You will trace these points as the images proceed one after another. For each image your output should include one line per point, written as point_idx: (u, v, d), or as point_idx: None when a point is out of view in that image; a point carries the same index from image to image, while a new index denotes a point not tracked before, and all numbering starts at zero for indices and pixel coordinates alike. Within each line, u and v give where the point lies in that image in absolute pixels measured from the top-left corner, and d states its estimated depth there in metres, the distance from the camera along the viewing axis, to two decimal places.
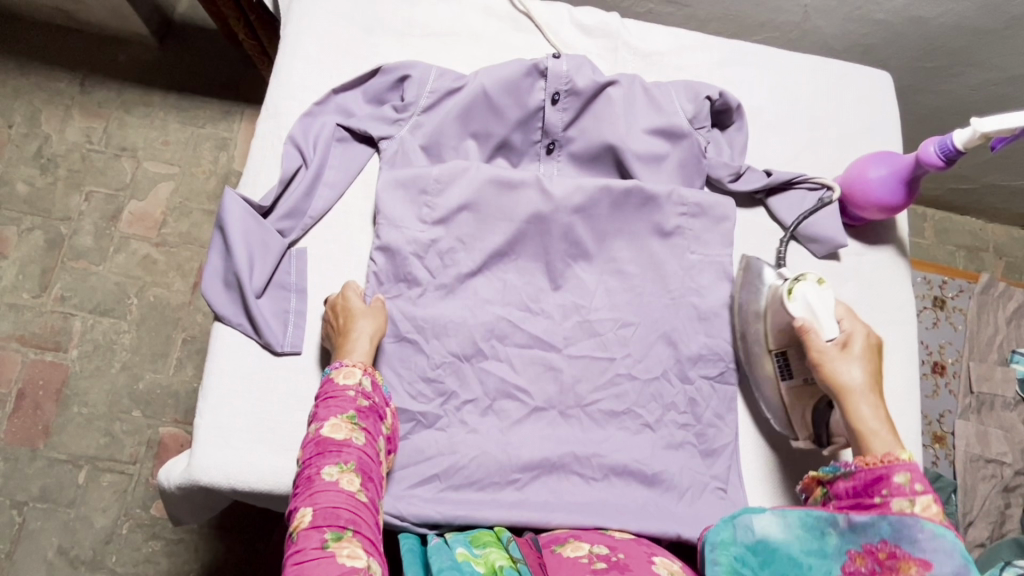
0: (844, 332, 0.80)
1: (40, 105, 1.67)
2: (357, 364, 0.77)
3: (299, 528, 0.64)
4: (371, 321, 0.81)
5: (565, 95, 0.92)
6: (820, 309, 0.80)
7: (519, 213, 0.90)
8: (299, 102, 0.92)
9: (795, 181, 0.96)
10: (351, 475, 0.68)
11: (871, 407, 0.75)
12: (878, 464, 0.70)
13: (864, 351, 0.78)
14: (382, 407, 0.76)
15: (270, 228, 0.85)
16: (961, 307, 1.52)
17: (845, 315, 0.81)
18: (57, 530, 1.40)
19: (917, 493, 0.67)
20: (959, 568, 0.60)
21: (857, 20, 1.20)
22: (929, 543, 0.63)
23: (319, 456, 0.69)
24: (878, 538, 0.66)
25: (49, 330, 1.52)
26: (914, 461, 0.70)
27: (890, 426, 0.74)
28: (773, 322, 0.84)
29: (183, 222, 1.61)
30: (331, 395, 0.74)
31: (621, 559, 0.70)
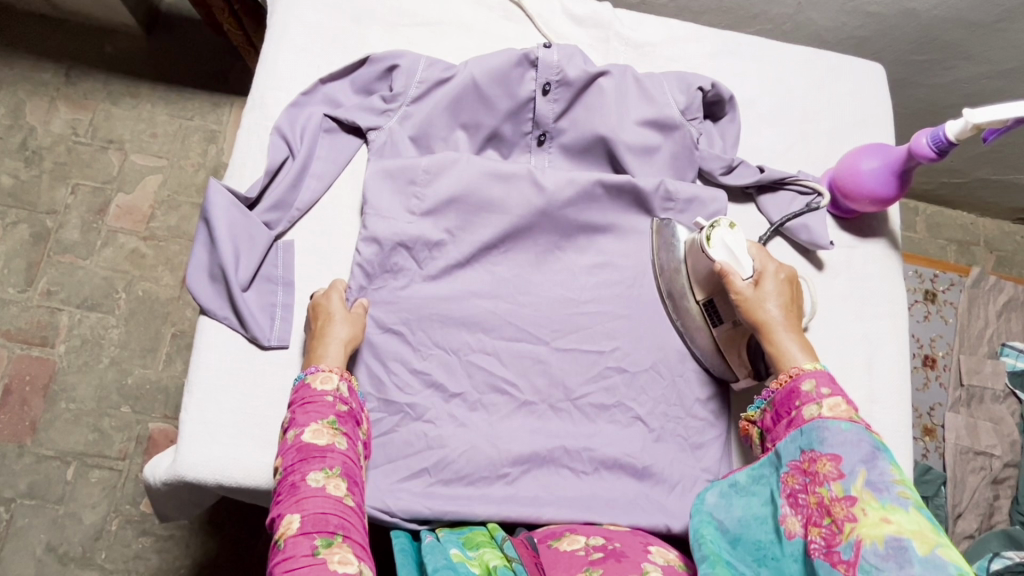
0: (757, 268, 0.83)
1: (24, 96, 1.64)
2: (333, 370, 0.75)
3: (287, 535, 0.63)
4: (345, 322, 0.79)
5: (556, 86, 0.90)
6: (735, 248, 0.83)
7: (509, 205, 0.89)
8: (286, 92, 0.90)
9: (788, 182, 0.96)
10: (337, 480, 0.67)
11: (788, 335, 0.78)
12: (790, 380, 0.75)
13: (778, 283, 0.81)
14: (359, 412, 0.75)
15: (256, 220, 0.84)
16: (952, 301, 1.53)
17: (758, 251, 0.83)
18: (45, 527, 1.38)
19: (824, 396, 0.71)
20: (867, 454, 0.64)
21: (850, 12, 1.19)
22: (839, 438, 0.67)
23: (302, 463, 0.68)
24: (801, 450, 0.70)
25: (36, 324, 1.50)
26: (822, 370, 0.74)
27: (806, 346, 0.78)
28: (697, 268, 0.86)
29: (172, 215, 1.59)
30: (308, 401, 0.72)
31: (618, 548, 0.70)
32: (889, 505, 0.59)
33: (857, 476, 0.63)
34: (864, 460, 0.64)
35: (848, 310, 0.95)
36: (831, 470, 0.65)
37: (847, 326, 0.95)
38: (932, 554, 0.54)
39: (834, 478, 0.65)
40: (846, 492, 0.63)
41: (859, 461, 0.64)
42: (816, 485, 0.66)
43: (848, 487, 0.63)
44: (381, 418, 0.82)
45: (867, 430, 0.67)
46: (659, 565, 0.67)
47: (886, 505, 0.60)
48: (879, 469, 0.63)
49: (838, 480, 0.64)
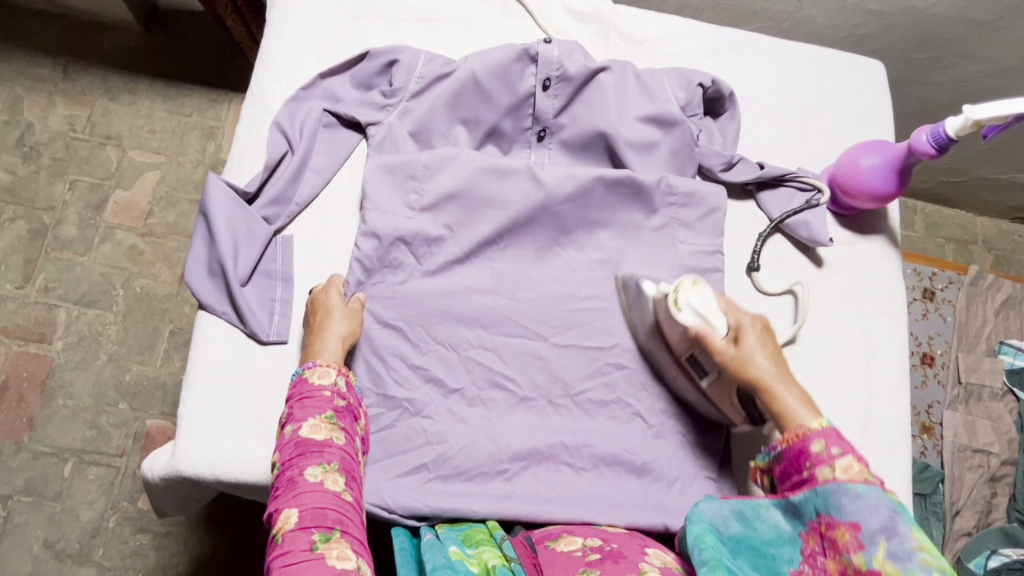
0: (733, 322, 0.77)
1: (22, 92, 1.63)
2: (331, 364, 0.75)
3: (285, 529, 0.62)
4: (343, 317, 0.79)
5: (556, 81, 0.90)
6: (705, 308, 0.78)
7: (509, 201, 0.88)
8: (285, 87, 0.90)
9: (788, 178, 0.96)
10: (335, 475, 0.67)
11: (786, 387, 0.71)
12: (796, 439, 0.66)
13: (757, 335, 0.75)
14: (357, 407, 0.75)
15: (255, 215, 0.83)
16: (950, 299, 1.53)
17: (726, 304, 0.79)
18: (42, 523, 1.38)
19: (835, 458, 0.63)
20: (888, 521, 0.58)
21: (850, 9, 1.19)
22: (857, 501, 0.60)
23: (300, 458, 0.67)
24: (815, 513, 0.62)
25: (33, 321, 1.49)
26: (828, 427, 0.65)
27: (808, 398, 0.69)
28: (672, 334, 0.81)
29: (170, 212, 1.59)
30: (306, 396, 0.72)
31: (615, 548, 0.70)
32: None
33: (879, 548, 0.57)
34: (885, 528, 0.57)
35: (847, 307, 0.95)
36: (850, 541, 0.59)
37: (846, 322, 0.95)
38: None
39: (855, 549, 0.58)
40: (869, 566, 0.57)
41: (880, 529, 0.58)
42: (834, 551, 0.60)
43: (870, 560, 0.57)
44: (379, 413, 0.82)
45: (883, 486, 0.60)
46: (656, 566, 0.65)
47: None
48: (901, 538, 0.57)
49: (859, 552, 0.58)
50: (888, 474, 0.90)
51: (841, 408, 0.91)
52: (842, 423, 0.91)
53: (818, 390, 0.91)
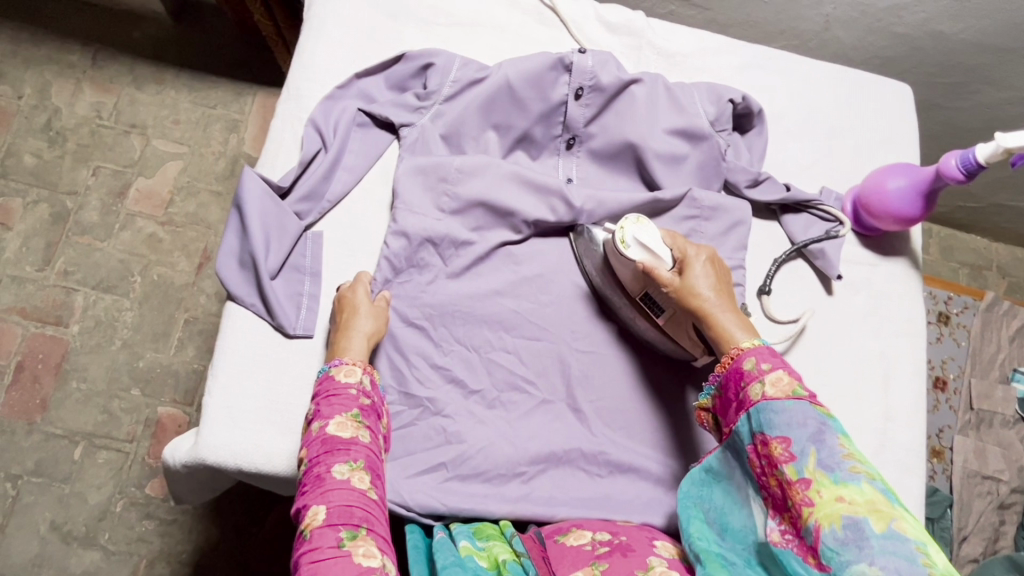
0: (681, 253, 0.78)
1: (51, 77, 1.66)
2: (356, 363, 0.76)
3: (313, 526, 0.63)
4: (370, 317, 0.80)
5: (588, 91, 0.91)
6: (649, 241, 0.79)
7: (536, 209, 0.89)
8: (322, 84, 0.91)
9: (813, 206, 0.96)
10: (361, 473, 0.68)
11: (725, 313, 0.73)
12: (732, 362, 0.69)
13: (704, 265, 0.77)
14: (380, 406, 0.76)
15: (287, 209, 0.84)
16: (965, 323, 1.53)
17: (670, 238, 0.80)
18: (50, 505, 1.39)
19: (765, 373, 0.65)
20: (815, 432, 0.60)
21: (877, 31, 1.20)
22: (791, 414, 0.62)
23: (327, 455, 0.68)
24: (753, 431, 0.65)
25: (51, 304, 1.51)
26: (761, 346, 0.68)
27: (744, 321, 0.72)
28: (624, 272, 0.83)
29: (190, 202, 1.60)
30: (332, 393, 0.73)
31: (624, 540, 0.72)
32: (845, 487, 0.57)
33: (809, 458, 0.60)
34: (815, 439, 0.60)
35: (866, 327, 0.96)
36: (782, 453, 0.61)
37: (866, 343, 0.95)
38: (891, 533, 0.53)
39: (787, 461, 0.61)
40: (800, 475, 0.60)
41: (809, 439, 0.60)
42: (772, 467, 0.63)
43: (800, 469, 0.60)
44: (400, 410, 0.83)
45: (811, 401, 0.63)
46: (664, 557, 0.68)
47: (840, 485, 0.57)
48: (828, 445, 0.60)
49: (791, 463, 0.61)
50: (900, 495, 0.90)
51: (857, 425, 0.92)
52: (856, 442, 0.91)
53: (834, 407, 0.92)
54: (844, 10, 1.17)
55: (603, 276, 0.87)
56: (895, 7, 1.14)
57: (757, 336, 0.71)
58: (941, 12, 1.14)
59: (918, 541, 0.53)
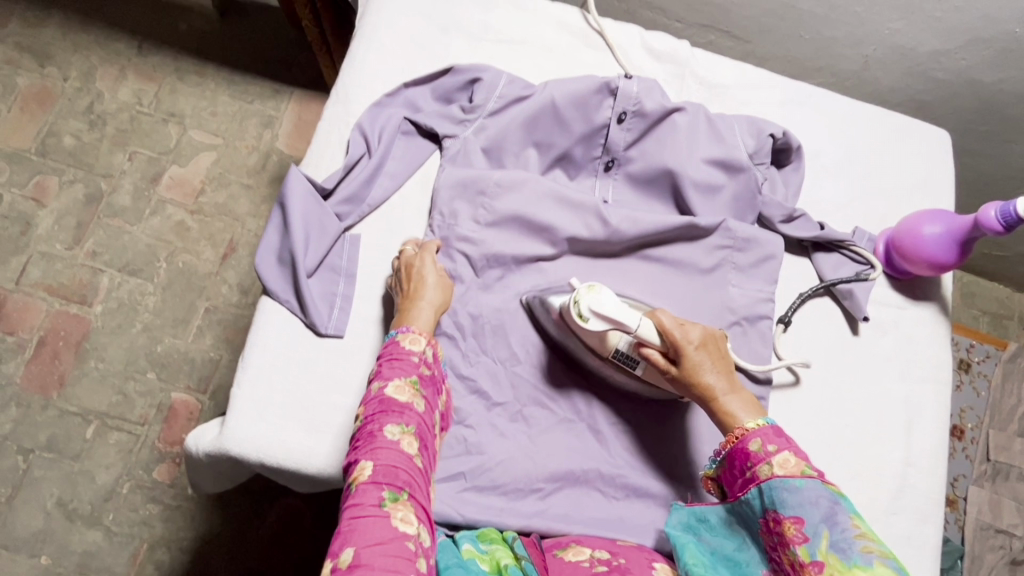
0: (682, 335, 0.77)
1: (97, 63, 1.71)
2: (422, 333, 0.77)
3: (359, 480, 0.64)
4: (435, 287, 0.81)
5: (631, 116, 0.92)
6: (611, 307, 0.77)
7: (571, 228, 0.90)
8: (371, 91, 0.93)
9: (846, 246, 0.97)
10: (410, 438, 0.68)
11: (727, 395, 0.74)
12: (738, 441, 0.70)
13: (703, 346, 0.76)
14: (439, 380, 0.77)
15: (329, 210, 0.86)
16: (985, 373, 1.51)
17: (663, 320, 0.77)
18: (58, 481, 1.41)
19: (772, 454, 0.67)
20: (827, 512, 0.61)
21: (916, 76, 1.21)
22: (802, 493, 0.63)
23: (382, 414, 0.69)
24: (765, 506, 0.66)
25: (77, 282, 1.54)
26: (766, 427, 0.69)
27: (749, 399, 0.74)
28: (592, 334, 0.81)
29: (220, 193, 1.63)
30: (395, 357, 0.74)
31: (621, 562, 0.72)
32: (858, 571, 0.57)
33: (821, 540, 0.60)
34: (827, 519, 0.61)
35: (891, 370, 0.95)
36: (796, 534, 0.62)
37: (889, 386, 0.95)
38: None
39: (800, 542, 0.62)
40: (813, 558, 0.60)
41: (821, 520, 0.61)
42: (783, 547, 0.63)
43: (813, 551, 0.60)
44: None
45: (821, 480, 0.64)
46: None
47: (855, 569, 0.57)
48: (841, 527, 0.60)
49: (804, 544, 0.61)
50: (916, 543, 0.89)
51: (876, 469, 0.91)
52: (876, 484, 0.90)
53: (855, 448, 0.91)
54: (885, 52, 1.18)
55: (564, 332, 0.85)
56: (937, 53, 1.15)
57: (760, 411, 0.73)
58: (983, 60, 1.14)
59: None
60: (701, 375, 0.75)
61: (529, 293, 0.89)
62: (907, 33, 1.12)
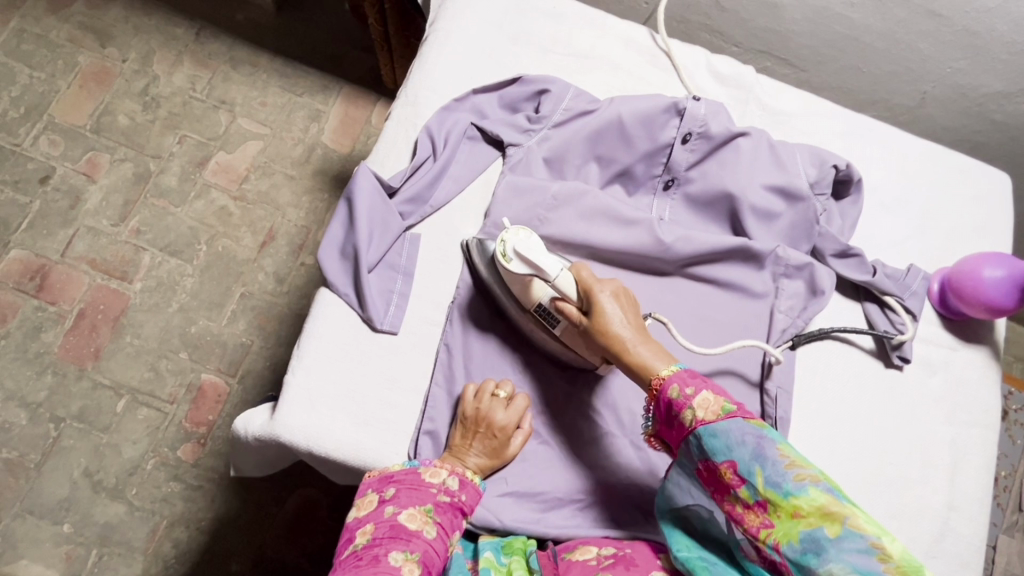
0: (595, 290, 0.77)
1: (156, 46, 1.75)
2: (442, 465, 0.78)
3: None
4: (484, 451, 0.80)
5: (696, 137, 0.93)
6: (529, 254, 0.78)
7: (624, 244, 0.91)
8: (439, 95, 0.95)
9: (885, 298, 0.96)
10: (412, 565, 0.68)
11: (640, 346, 0.73)
12: (658, 392, 0.71)
13: (616, 297, 0.77)
14: (464, 506, 0.77)
15: (393, 209, 0.87)
16: (1022, 421, 1.49)
17: (579, 272, 0.79)
18: (86, 452, 1.43)
19: (692, 398, 0.68)
20: (756, 449, 0.63)
21: (973, 116, 1.20)
22: (730, 435, 0.65)
23: (389, 539, 0.69)
24: (698, 457, 0.68)
25: (119, 259, 1.57)
26: (681, 371, 0.70)
27: (660, 348, 0.74)
28: (515, 287, 0.82)
29: (264, 181, 1.66)
30: (415, 485, 0.75)
31: (627, 553, 0.75)
32: (795, 502, 0.60)
33: (757, 478, 0.62)
34: (758, 457, 0.63)
35: (938, 411, 0.94)
36: (732, 478, 0.64)
37: (934, 427, 0.94)
38: (846, 535, 0.57)
39: (739, 485, 0.64)
40: (755, 499, 0.62)
41: (752, 459, 0.63)
42: (725, 491, 0.65)
43: (752, 492, 0.63)
44: None
45: (743, 416, 0.66)
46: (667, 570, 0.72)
47: (791, 498, 0.60)
48: (771, 459, 0.62)
49: (742, 486, 0.63)
50: None
51: (915, 509, 0.90)
52: (915, 526, 0.89)
53: (895, 488, 0.90)
54: (943, 90, 1.17)
55: (491, 280, 0.85)
56: (998, 95, 1.14)
57: (673, 359, 0.73)
58: None
59: (874, 535, 0.56)
60: (614, 325, 0.75)
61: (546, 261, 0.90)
62: (969, 73, 1.12)
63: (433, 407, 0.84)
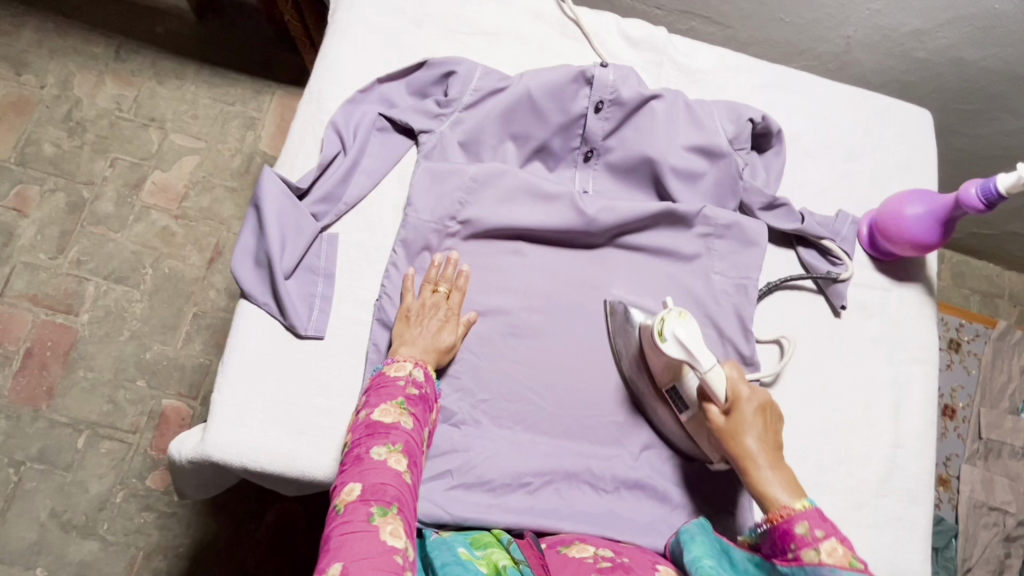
0: (738, 394, 0.73)
1: (75, 69, 1.68)
2: (406, 359, 0.78)
3: (347, 500, 0.63)
4: (439, 330, 0.81)
5: (609, 104, 0.92)
6: (690, 342, 0.75)
7: (548, 221, 0.89)
8: (344, 88, 0.92)
9: (822, 242, 0.95)
10: (398, 456, 0.68)
11: (769, 471, 0.69)
12: (782, 521, 0.65)
13: (757, 412, 0.73)
14: (430, 398, 0.77)
15: (305, 210, 0.85)
16: (976, 351, 1.52)
17: (732, 371, 0.75)
18: (51, 492, 1.40)
19: (819, 541, 0.62)
20: None
21: (898, 56, 1.20)
22: None
23: (369, 437, 0.69)
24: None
25: (62, 292, 1.52)
26: (813, 509, 0.64)
27: (792, 480, 0.68)
28: (662, 360, 0.80)
29: (204, 197, 1.61)
30: (383, 385, 0.75)
31: (627, 561, 0.69)
32: None
33: None
34: None
35: (878, 353, 0.95)
36: None
37: (877, 369, 0.94)
38: None
39: None
40: None
41: None
42: None
43: None
44: None
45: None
46: None
47: None
48: None
49: None
50: (906, 526, 0.89)
51: (865, 452, 0.91)
52: (865, 468, 0.90)
53: (843, 434, 0.91)
54: (866, 33, 1.17)
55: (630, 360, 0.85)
56: (918, 32, 1.14)
57: (803, 494, 0.67)
58: (964, 38, 1.13)
59: None
60: (744, 438, 0.71)
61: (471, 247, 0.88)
62: (888, 12, 1.11)
63: None
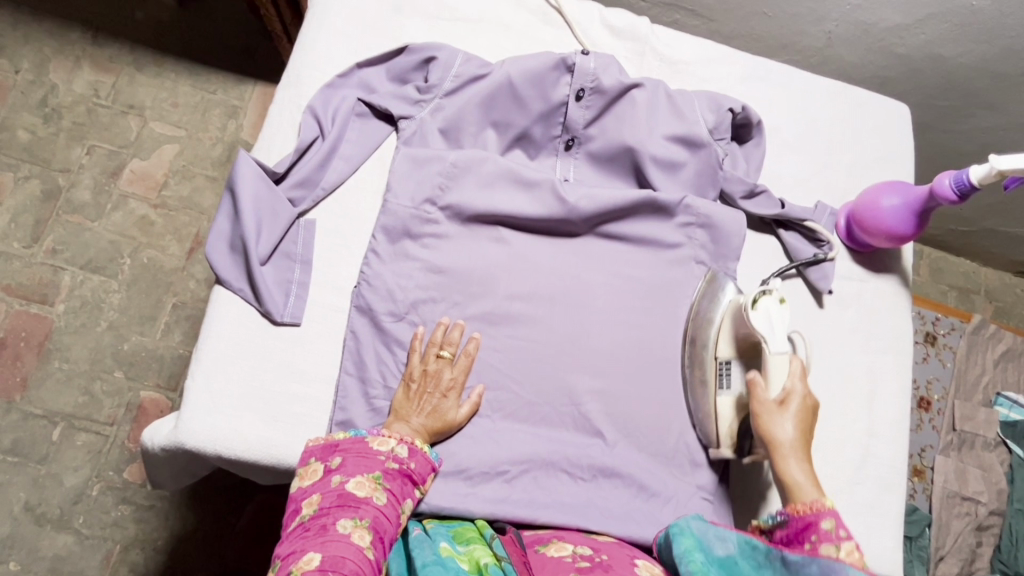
0: (790, 385, 0.78)
1: (50, 54, 1.64)
2: (391, 434, 0.76)
3: (303, 570, 0.60)
4: (430, 412, 0.79)
5: (589, 93, 0.92)
6: (775, 323, 0.81)
7: (529, 208, 0.89)
8: (323, 73, 0.91)
9: (804, 225, 0.96)
10: (363, 532, 0.66)
11: (798, 461, 0.74)
12: (807, 512, 0.69)
13: (802, 408, 0.77)
14: (413, 472, 0.75)
15: (281, 195, 0.84)
16: (951, 345, 1.54)
17: (796, 367, 0.80)
18: (25, 485, 1.37)
19: (842, 539, 0.66)
20: None
21: (878, 52, 1.21)
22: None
23: (337, 508, 0.67)
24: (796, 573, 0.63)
25: (37, 282, 1.49)
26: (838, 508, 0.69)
27: (816, 477, 0.73)
28: (737, 329, 0.85)
29: (184, 186, 1.59)
30: (362, 453, 0.73)
31: (605, 560, 0.69)
32: None
33: None
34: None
35: (854, 343, 0.96)
36: None
37: (853, 359, 0.96)
38: None
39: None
40: None
41: None
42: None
43: None
44: (383, 404, 0.81)
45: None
46: None
47: None
48: None
49: None
50: (879, 513, 0.90)
51: (840, 441, 0.92)
52: (840, 457, 0.91)
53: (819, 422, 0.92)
54: (847, 29, 1.17)
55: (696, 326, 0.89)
56: (897, 28, 1.15)
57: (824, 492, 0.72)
58: (942, 34, 1.15)
59: None
60: (783, 424, 0.76)
61: (451, 233, 0.88)
62: (868, 8, 1.12)
63: (345, 396, 0.81)
